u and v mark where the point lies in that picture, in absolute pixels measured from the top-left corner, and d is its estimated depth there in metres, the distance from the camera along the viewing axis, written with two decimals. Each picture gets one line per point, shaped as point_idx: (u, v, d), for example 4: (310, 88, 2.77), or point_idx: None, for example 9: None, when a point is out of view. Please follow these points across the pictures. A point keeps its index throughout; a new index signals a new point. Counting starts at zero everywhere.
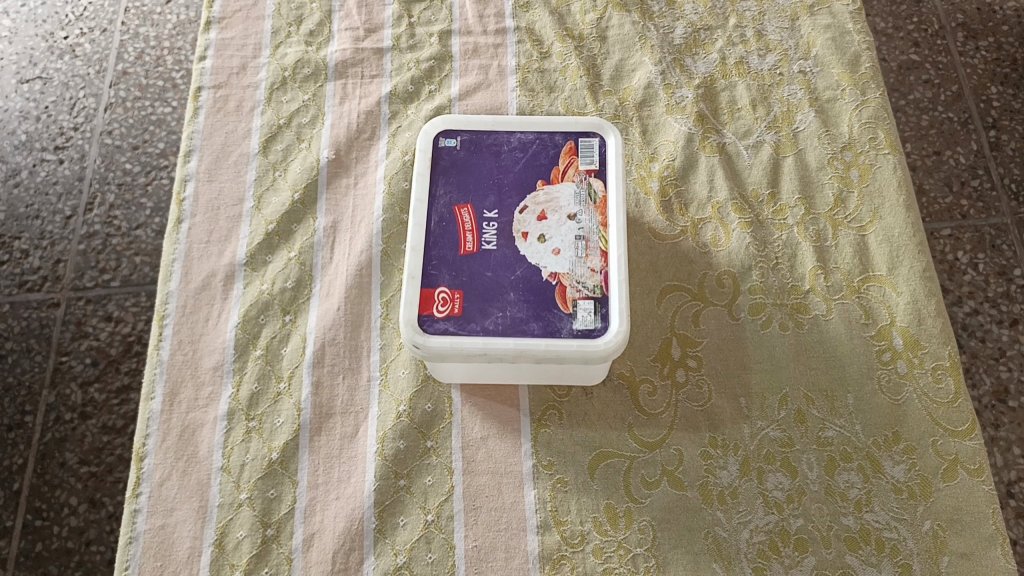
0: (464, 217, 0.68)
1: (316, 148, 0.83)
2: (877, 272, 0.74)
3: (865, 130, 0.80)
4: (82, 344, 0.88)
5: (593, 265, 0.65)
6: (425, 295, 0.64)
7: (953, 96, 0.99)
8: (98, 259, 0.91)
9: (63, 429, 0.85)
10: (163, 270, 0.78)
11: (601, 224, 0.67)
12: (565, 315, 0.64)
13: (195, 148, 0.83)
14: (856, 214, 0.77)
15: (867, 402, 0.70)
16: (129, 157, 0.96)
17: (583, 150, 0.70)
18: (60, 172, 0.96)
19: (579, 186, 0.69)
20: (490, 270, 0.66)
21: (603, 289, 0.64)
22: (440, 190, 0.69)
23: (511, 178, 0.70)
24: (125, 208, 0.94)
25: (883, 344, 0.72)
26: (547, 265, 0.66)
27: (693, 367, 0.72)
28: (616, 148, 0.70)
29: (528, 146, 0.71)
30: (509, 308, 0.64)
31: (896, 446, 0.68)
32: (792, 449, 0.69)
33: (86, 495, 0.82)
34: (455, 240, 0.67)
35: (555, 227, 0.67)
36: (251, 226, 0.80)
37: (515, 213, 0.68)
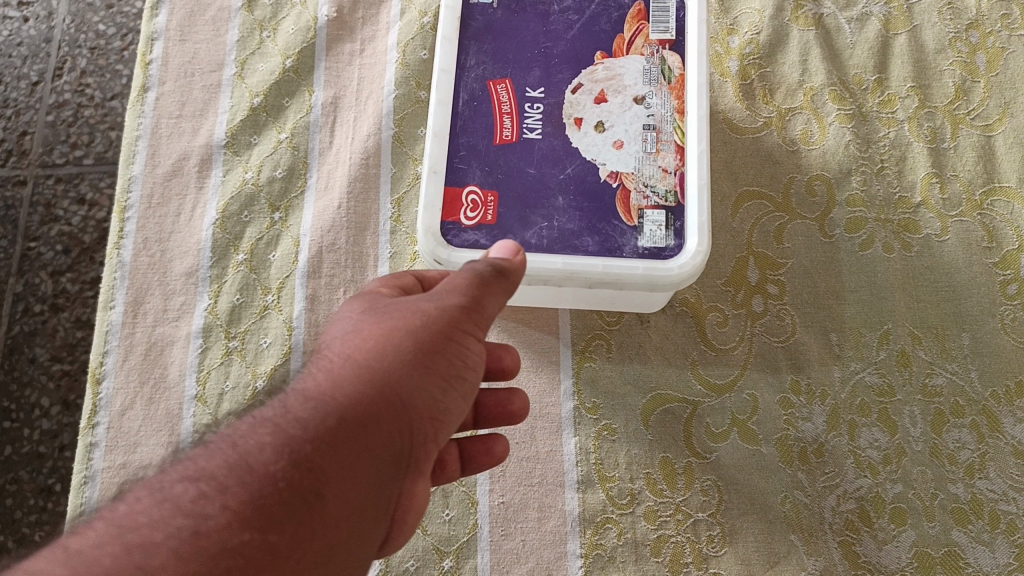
0: (502, 96, 0.53)
1: (313, 4, 0.67)
2: (1005, 183, 0.60)
3: (997, 6, 0.64)
4: (52, 229, 0.74)
5: (665, 164, 0.51)
6: (451, 195, 0.51)
7: None
8: (68, 133, 0.77)
9: (32, 322, 0.72)
10: (125, 151, 0.64)
11: (677, 112, 0.52)
12: (628, 228, 0.50)
13: (163, 0, 0.67)
14: (982, 109, 0.62)
15: (986, 345, 0.57)
16: (103, 17, 0.80)
17: (656, 14, 0.55)
18: (24, 31, 0.80)
19: (650, 61, 0.54)
20: (534, 166, 0.51)
21: (677, 197, 0.51)
22: (470, 60, 0.54)
23: (562, 47, 0.54)
24: (99, 75, 0.78)
25: (1009, 274, 0.58)
26: (606, 162, 0.51)
27: (775, 295, 0.58)
28: (700, 14, 0.55)
29: (585, 7, 0.55)
30: (557, 216, 0.51)
31: (1020, 399, 0.56)
32: (892, 399, 0.56)
33: (58, 396, 0.70)
34: (489, 126, 0.52)
35: (618, 113, 0.52)
36: (232, 98, 0.65)
37: (567, 92, 0.53)
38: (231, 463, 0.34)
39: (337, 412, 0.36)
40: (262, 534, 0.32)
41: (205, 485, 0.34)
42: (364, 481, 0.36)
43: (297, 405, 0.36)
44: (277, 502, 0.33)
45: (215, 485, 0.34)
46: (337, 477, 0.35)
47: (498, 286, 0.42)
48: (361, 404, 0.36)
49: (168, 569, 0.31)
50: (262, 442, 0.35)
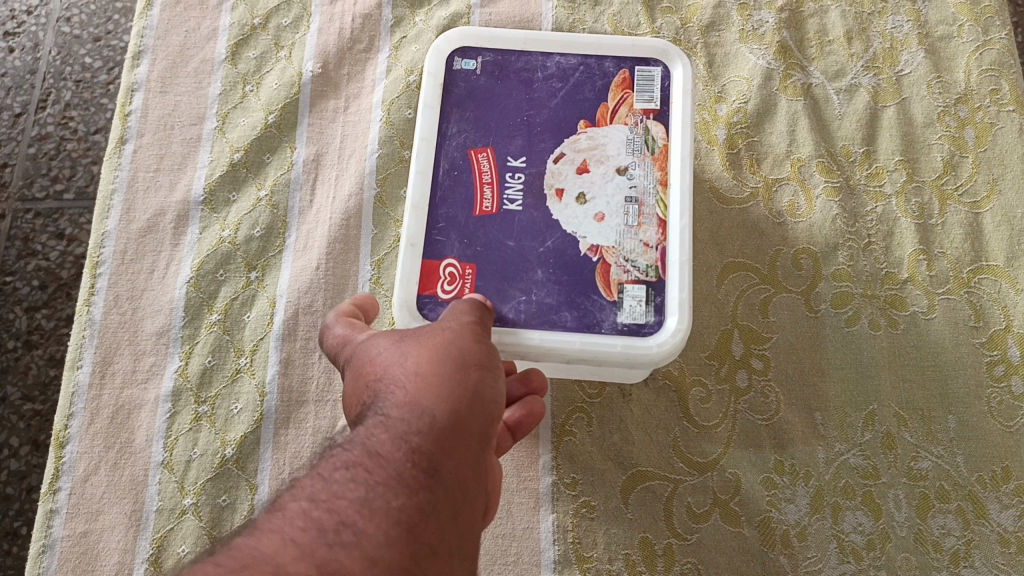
0: (483, 165, 0.52)
1: (298, 59, 0.66)
2: (992, 262, 0.59)
3: (986, 80, 0.64)
4: (28, 264, 0.72)
5: (647, 238, 0.50)
6: (429, 268, 0.50)
7: None
8: (50, 166, 0.75)
9: (4, 359, 0.70)
10: (99, 204, 0.62)
11: (659, 184, 0.51)
12: (608, 303, 0.49)
13: (145, 49, 0.66)
14: (969, 186, 0.61)
15: (972, 427, 0.56)
16: (89, 50, 0.79)
17: (640, 83, 0.54)
18: (9, 62, 0.79)
19: (634, 130, 0.53)
20: (513, 238, 0.50)
21: (658, 272, 0.50)
22: (451, 128, 0.53)
23: (546, 116, 0.53)
24: (84, 109, 0.77)
25: (996, 354, 0.57)
26: (587, 235, 0.50)
27: (759, 370, 0.57)
28: (685, 81, 0.54)
29: (569, 74, 0.54)
30: (535, 291, 0.50)
31: (1006, 485, 0.55)
32: (877, 482, 0.55)
33: (28, 436, 0.68)
34: (470, 197, 0.51)
35: (600, 184, 0.51)
36: (212, 153, 0.64)
37: (548, 162, 0.52)
38: (368, 452, 0.36)
39: (433, 407, 0.38)
40: (413, 499, 0.35)
41: (356, 468, 0.35)
42: (469, 459, 0.38)
43: (396, 409, 0.38)
44: (413, 476, 0.35)
45: (364, 467, 0.35)
46: (452, 453, 0.37)
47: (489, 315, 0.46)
48: (450, 395, 0.38)
49: (368, 524, 0.33)
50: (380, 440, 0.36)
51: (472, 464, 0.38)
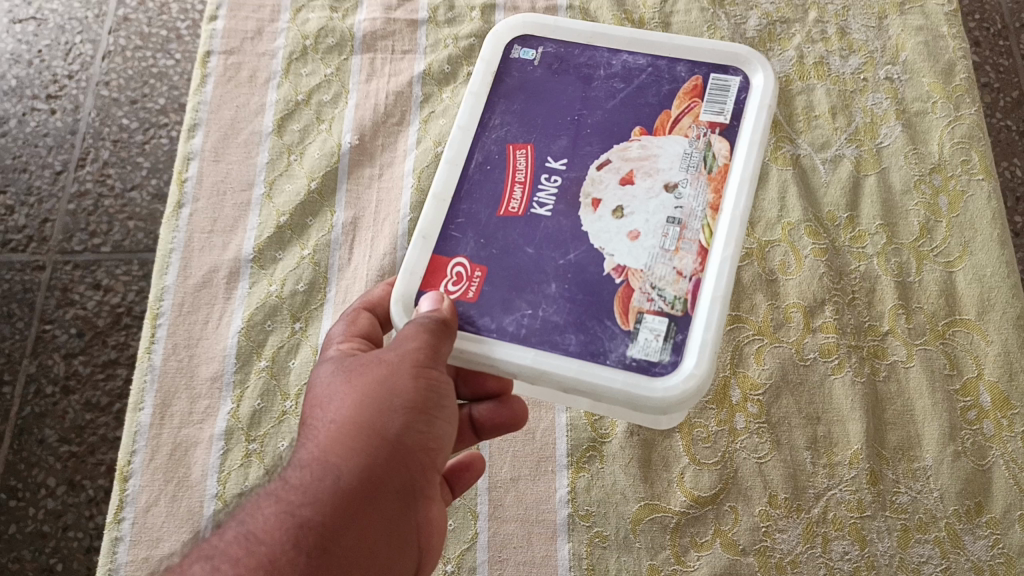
0: (519, 163, 0.56)
1: (338, 131, 0.74)
2: (965, 316, 0.66)
3: (957, 152, 0.71)
4: (67, 313, 0.84)
5: (682, 266, 0.53)
6: (438, 264, 0.54)
7: (1014, 102, 0.95)
8: (89, 221, 0.87)
9: (44, 404, 0.80)
10: (159, 261, 0.69)
11: (709, 207, 0.54)
12: (621, 333, 0.52)
13: (199, 122, 0.74)
14: (943, 247, 0.68)
15: (949, 466, 0.61)
16: (126, 111, 0.92)
17: (713, 92, 0.58)
18: (52, 122, 0.92)
19: (693, 146, 0.56)
20: (533, 246, 0.54)
21: (685, 306, 0.52)
22: (496, 118, 0.59)
23: (598, 116, 0.58)
24: (120, 166, 0.90)
25: (969, 400, 0.63)
26: (620, 250, 0.53)
27: (755, 414, 0.63)
28: (756, 96, 0.58)
29: (632, 75, 0.59)
30: (549, 307, 0.52)
31: (979, 518, 0.60)
32: (863, 515, 0.60)
33: (64, 477, 0.78)
34: (498, 195, 0.56)
35: (641, 202, 0.54)
36: (260, 216, 0.71)
37: (592, 169, 0.56)
38: (251, 531, 0.44)
39: (341, 470, 0.45)
40: None
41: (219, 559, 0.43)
42: (377, 516, 0.45)
43: (306, 470, 0.45)
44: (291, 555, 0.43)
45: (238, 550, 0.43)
46: (354, 517, 0.44)
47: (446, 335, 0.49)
48: (362, 454, 0.45)
49: None
50: (273, 510, 0.44)
51: (382, 517, 0.45)
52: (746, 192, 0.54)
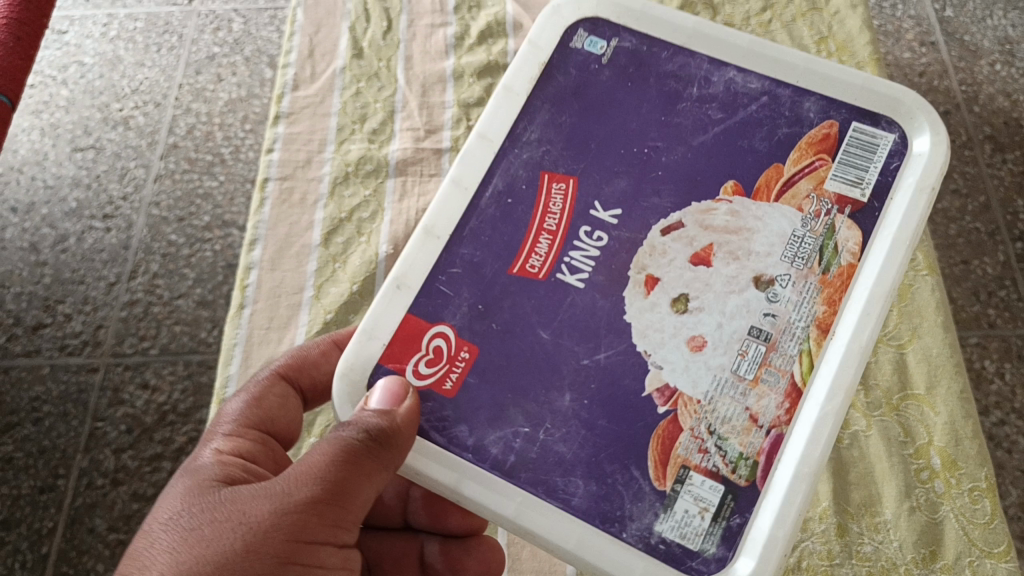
0: (552, 202, 0.55)
1: (375, 243, 0.87)
2: (916, 390, 0.76)
3: (904, 252, 0.83)
4: (117, 411, 1.08)
5: (758, 409, 0.50)
6: (416, 330, 0.53)
7: (980, 207, 1.15)
8: (139, 326, 1.13)
9: (95, 494, 1.04)
10: (223, 354, 0.81)
11: (813, 324, 0.52)
12: (654, 496, 0.49)
13: (259, 237, 0.87)
14: (895, 332, 0.79)
15: (906, 519, 0.71)
16: (174, 229, 1.19)
17: (851, 155, 0.56)
18: (109, 238, 1.19)
19: (810, 230, 0.54)
20: (548, 331, 0.52)
21: (752, 473, 0.49)
22: (533, 132, 0.57)
23: (674, 156, 0.56)
24: (168, 277, 1.16)
25: (922, 462, 0.73)
26: (681, 362, 0.51)
27: None
28: (906, 164, 0.56)
29: (732, 104, 0.58)
30: (558, 431, 0.50)
31: (933, 564, 0.70)
32: (832, 563, 0.71)
33: (112, 562, 1.00)
34: (518, 243, 0.54)
35: (713, 300, 0.52)
36: (310, 315, 0.83)
37: (655, 231, 0.54)
38: None
39: None
40: None
41: None
42: None
43: None
44: None
45: None
46: None
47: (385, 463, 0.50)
48: None
49: None
50: None
51: None
52: (869, 322, 0.51)
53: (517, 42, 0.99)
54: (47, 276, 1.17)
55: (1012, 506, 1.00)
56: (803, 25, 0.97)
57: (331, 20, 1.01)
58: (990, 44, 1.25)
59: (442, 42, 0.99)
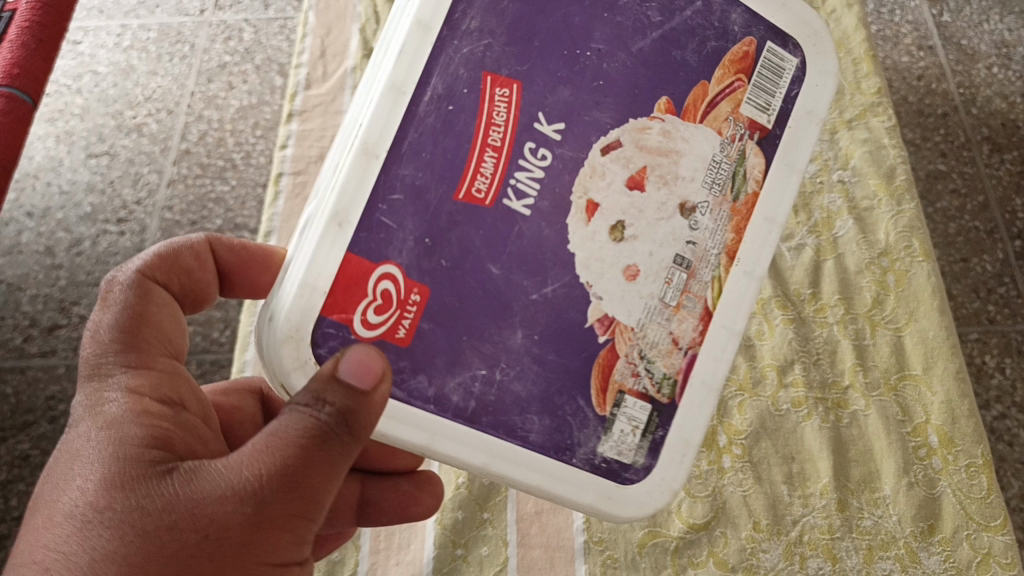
0: (499, 112, 0.50)
1: None
2: (913, 371, 0.78)
3: (901, 239, 0.84)
4: None
5: (680, 333, 0.56)
6: (359, 273, 0.48)
7: (979, 206, 1.17)
8: None
9: None
10: (239, 341, 0.84)
11: (722, 250, 0.57)
12: (596, 421, 0.54)
13: (273, 230, 0.90)
14: (892, 315, 0.81)
15: (905, 494, 0.73)
16: (187, 232, 1.22)
17: (762, 77, 0.58)
18: (123, 241, 1.22)
19: (726, 155, 0.56)
20: (500, 266, 0.51)
21: (672, 392, 0.55)
22: (473, 22, 0.51)
23: (620, 65, 0.54)
24: None
25: (919, 440, 0.75)
26: (618, 291, 0.54)
27: (738, 455, 0.77)
28: (804, 85, 0.59)
29: (667, 5, 0.55)
30: (512, 371, 0.52)
31: (932, 537, 0.72)
32: (833, 537, 0.73)
33: None
34: (469, 162, 0.50)
35: (648, 228, 0.54)
36: None
37: (597, 151, 0.53)
38: None
39: None
40: None
41: None
42: None
43: None
44: None
45: None
46: None
47: (349, 434, 0.47)
48: None
49: None
50: None
51: None
52: (766, 250, 0.58)
53: None
54: (62, 278, 1.20)
55: (1014, 498, 1.01)
56: None
57: (341, 23, 1.03)
58: (987, 48, 1.26)
59: None
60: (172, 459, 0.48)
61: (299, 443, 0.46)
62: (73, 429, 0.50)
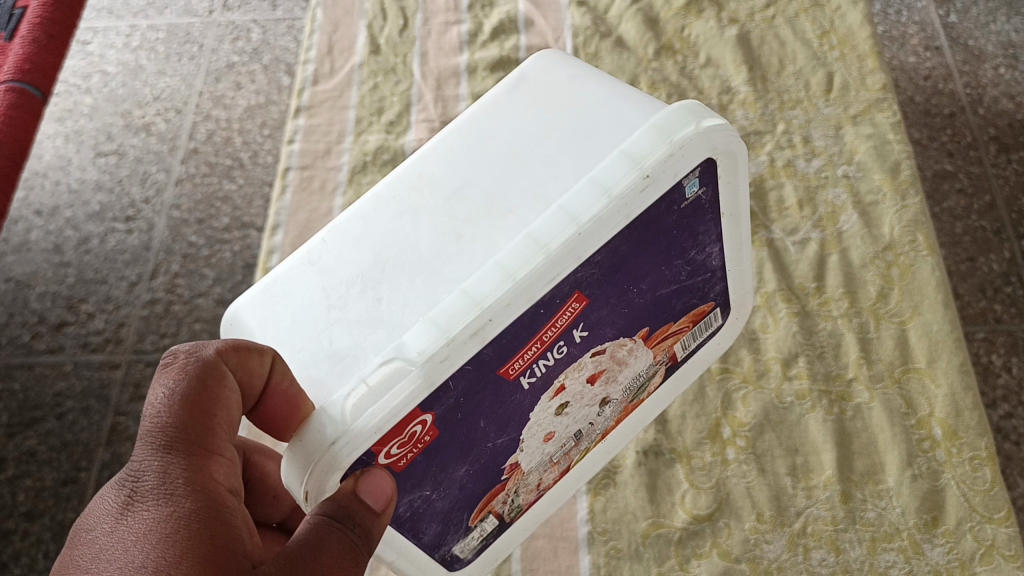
0: (560, 320, 0.55)
1: None
2: (917, 364, 0.78)
3: (905, 233, 0.85)
4: (137, 406, 1.10)
5: (550, 478, 0.64)
6: (408, 417, 0.51)
7: (985, 206, 1.15)
8: (159, 324, 1.15)
9: None
10: None
11: (602, 433, 0.67)
12: (467, 527, 0.60)
13: (280, 223, 0.91)
14: (897, 309, 0.81)
15: (909, 486, 0.73)
16: (194, 230, 1.22)
17: (699, 331, 0.68)
18: (131, 238, 1.23)
19: (649, 372, 0.66)
20: (485, 421, 0.55)
21: (518, 513, 0.64)
22: (598, 257, 0.54)
23: (643, 297, 0.59)
24: (188, 277, 1.18)
25: (923, 433, 0.75)
26: (538, 446, 0.60)
27: (742, 446, 0.77)
28: (711, 345, 0.73)
29: (694, 273, 0.63)
30: (444, 490, 0.57)
31: (936, 529, 0.71)
32: (836, 528, 0.73)
33: None
34: (519, 348, 0.54)
35: (578, 410, 0.61)
36: None
37: (589, 353, 0.59)
38: None
39: None
40: None
41: None
42: None
43: None
44: None
45: None
46: None
47: (369, 553, 0.49)
48: None
49: None
50: None
51: None
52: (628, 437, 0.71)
53: (528, 38, 1.03)
54: (71, 276, 1.20)
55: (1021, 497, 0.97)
56: (805, 20, 1.00)
57: (349, 20, 1.04)
58: (994, 48, 1.27)
59: (456, 39, 1.03)
60: (240, 563, 0.44)
61: (344, 562, 0.47)
62: (135, 509, 0.44)
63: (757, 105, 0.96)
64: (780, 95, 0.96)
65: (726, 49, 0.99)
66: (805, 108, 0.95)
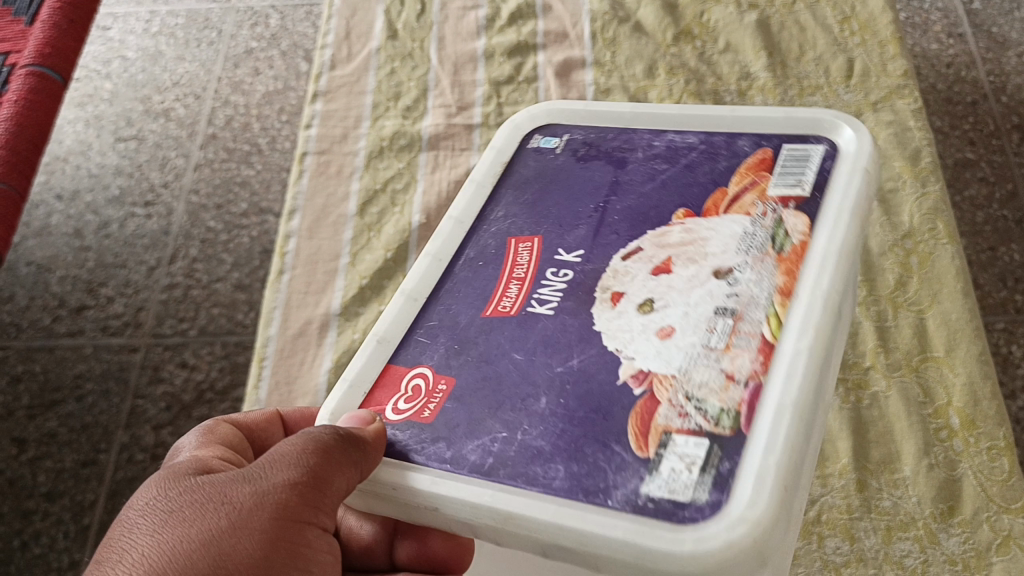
0: (521, 254, 0.61)
1: (408, 212, 0.90)
2: (935, 353, 0.78)
3: (925, 221, 0.84)
4: (157, 389, 1.10)
5: (733, 366, 0.50)
6: (395, 376, 0.58)
7: (1007, 195, 1.14)
8: (178, 308, 1.16)
9: (134, 469, 1.05)
10: (264, 317, 0.85)
11: (776, 290, 0.53)
12: (636, 464, 0.48)
13: (297, 208, 0.91)
14: (915, 297, 0.81)
15: (925, 475, 0.73)
16: (213, 216, 1.23)
17: (785, 167, 0.61)
18: (150, 223, 1.23)
19: (759, 226, 0.57)
20: (522, 352, 0.55)
21: (732, 420, 0.48)
22: (500, 211, 0.66)
23: (631, 201, 0.62)
24: (206, 262, 1.19)
25: (940, 422, 0.75)
26: (651, 348, 0.52)
27: None
28: (840, 159, 0.61)
29: (680, 158, 0.64)
30: (535, 429, 0.51)
31: (952, 518, 0.71)
32: (850, 517, 0.72)
33: None
34: (491, 290, 0.60)
35: (677, 299, 0.54)
36: (346, 281, 0.86)
37: (619, 260, 0.58)
38: None
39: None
40: None
41: None
42: None
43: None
44: None
45: None
46: None
47: (363, 444, 0.50)
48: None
49: None
50: None
51: None
52: (826, 276, 0.53)
53: (546, 22, 1.02)
54: (91, 260, 1.21)
55: None
56: (825, 6, 0.99)
57: (366, 5, 1.04)
58: (1018, 36, 1.26)
59: (474, 24, 1.03)
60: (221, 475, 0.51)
61: (308, 443, 0.50)
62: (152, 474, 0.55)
63: (777, 91, 0.94)
64: (800, 81, 0.95)
65: (746, 34, 0.98)
66: (825, 94, 0.93)
